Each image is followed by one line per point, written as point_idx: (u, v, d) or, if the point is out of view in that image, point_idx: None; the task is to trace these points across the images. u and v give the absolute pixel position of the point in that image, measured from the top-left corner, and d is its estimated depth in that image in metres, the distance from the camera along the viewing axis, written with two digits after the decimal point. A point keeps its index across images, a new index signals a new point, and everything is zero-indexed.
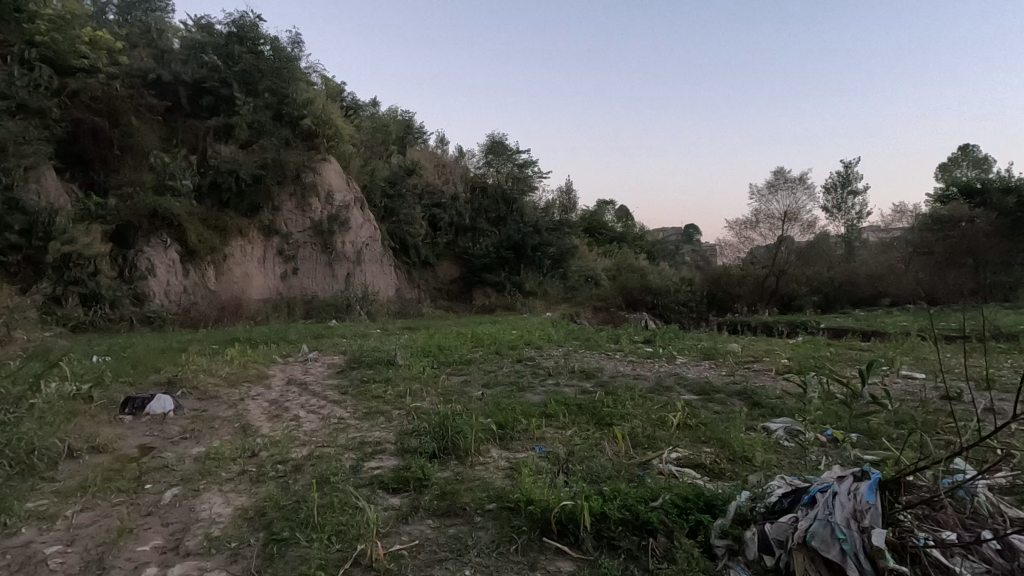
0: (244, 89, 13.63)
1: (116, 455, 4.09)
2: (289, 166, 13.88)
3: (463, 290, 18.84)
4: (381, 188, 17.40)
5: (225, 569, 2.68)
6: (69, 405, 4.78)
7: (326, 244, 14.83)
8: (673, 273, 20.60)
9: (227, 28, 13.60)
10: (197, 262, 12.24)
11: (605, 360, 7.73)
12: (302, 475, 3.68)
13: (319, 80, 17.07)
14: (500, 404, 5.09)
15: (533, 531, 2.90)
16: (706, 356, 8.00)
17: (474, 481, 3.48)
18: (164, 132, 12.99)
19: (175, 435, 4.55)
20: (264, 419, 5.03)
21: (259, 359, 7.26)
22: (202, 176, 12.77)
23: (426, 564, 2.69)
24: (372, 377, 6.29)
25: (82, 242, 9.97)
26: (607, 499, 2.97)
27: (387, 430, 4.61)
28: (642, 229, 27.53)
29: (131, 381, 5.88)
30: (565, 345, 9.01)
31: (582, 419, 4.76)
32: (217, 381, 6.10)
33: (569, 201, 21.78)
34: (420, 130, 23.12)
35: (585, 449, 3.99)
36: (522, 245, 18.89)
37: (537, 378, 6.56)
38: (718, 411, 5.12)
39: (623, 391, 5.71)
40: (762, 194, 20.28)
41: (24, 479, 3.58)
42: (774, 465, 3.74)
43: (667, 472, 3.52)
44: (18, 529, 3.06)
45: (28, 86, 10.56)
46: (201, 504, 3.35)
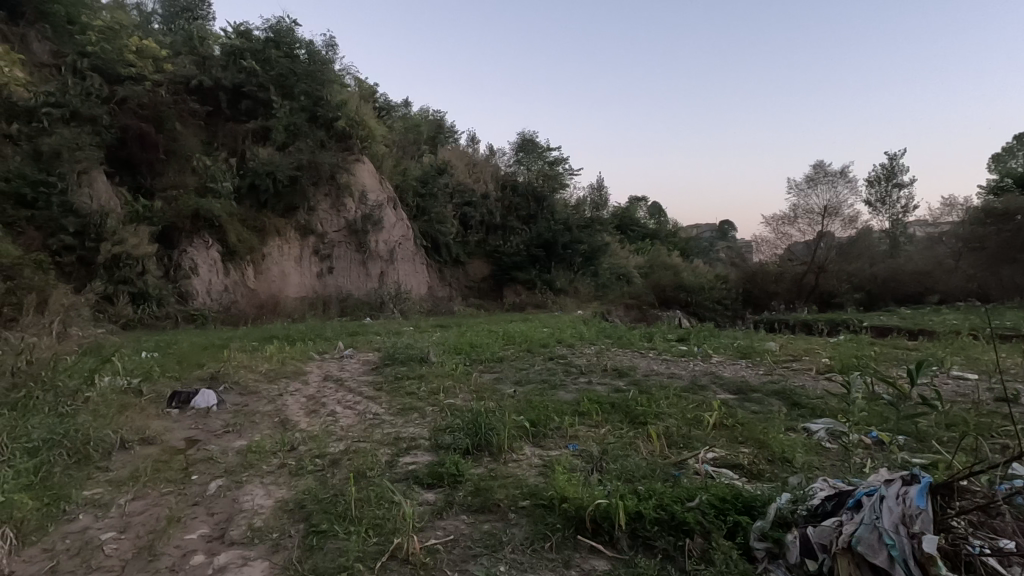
0: (281, 92, 14.06)
1: (164, 447, 4.26)
2: (324, 167, 14.19)
3: (494, 288, 18.86)
4: (413, 187, 17.59)
5: (268, 559, 2.76)
6: (121, 398, 5.01)
7: (360, 243, 15.08)
8: (707, 271, 20.19)
9: (265, 33, 14.08)
10: (237, 262, 12.62)
11: (639, 358, 7.63)
12: (339, 469, 3.77)
13: (353, 82, 17.44)
14: (532, 402, 5.09)
15: (568, 529, 2.89)
16: (743, 355, 7.81)
17: (508, 478, 3.49)
18: (206, 135, 13.46)
19: (219, 429, 4.71)
20: (302, 413, 5.16)
21: (296, 356, 7.45)
22: (241, 178, 13.16)
23: (462, 559, 2.72)
24: (405, 374, 6.36)
25: (130, 243, 10.41)
26: (642, 498, 2.94)
27: (421, 426, 4.68)
28: (675, 226, 27.08)
29: (176, 376, 6.11)
30: (598, 343, 8.93)
31: (616, 418, 4.72)
32: (257, 377, 6.29)
33: (600, 198, 21.61)
34: (451, 130, 23.33)
35: (619, 448, 3.95)
36: (553, 243, 18.83)
37: (569, 376, 6.52)
38: (756, 411, 5.01)
39: (657, 390, 5.62)
40: (800, 187, 19.69)
41: (81, 468, 3.77)
42: (815, 467, 3.64)
43: (704, 472, 3.46)
44: (76, 515, 3.22)
45: (81, 94, 11.11)
46: (244, 496, 3.46)
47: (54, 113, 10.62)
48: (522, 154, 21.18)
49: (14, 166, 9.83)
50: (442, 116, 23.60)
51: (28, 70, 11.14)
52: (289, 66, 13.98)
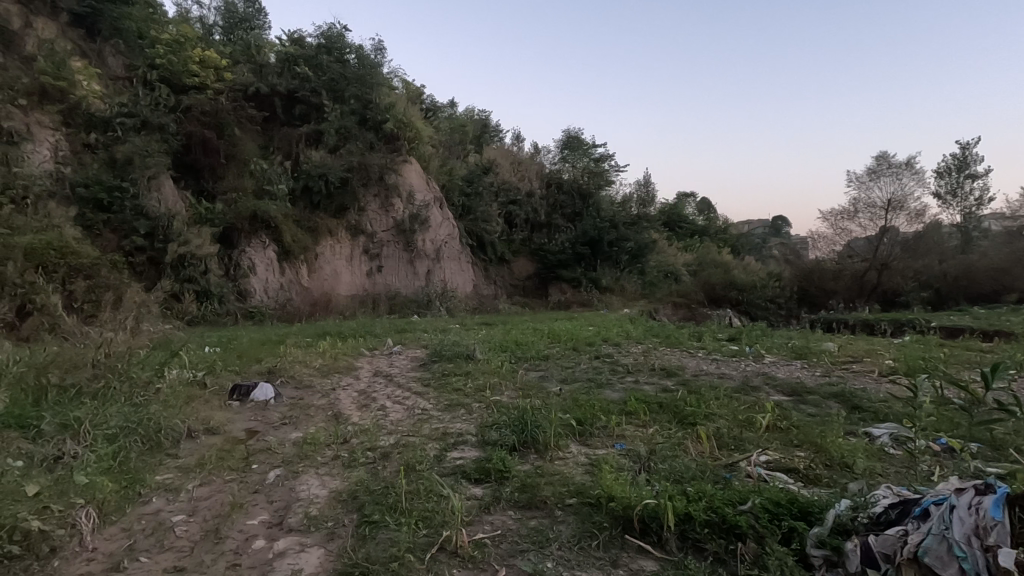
0: (332, 96, 14.55)
1: (226, 437, 4.50)
2: (373, 168, 14.58)
3: (540, 287, 18.85)
4: (459, 187, 17.76)
5: (323, 546, 2.87)
6: (188, 390, 5.32)
7: (408, 242, 15.38)
8: (759, 268, 19.51)
9: (318, 40, 14.62)
10: (292, 261, 13.13)
11: (687, 358, 7.47)
12: (390, 461, 3.89)
13: (400, 84, 17.84)
14: (578, 401, 5.06)
15: (615, 528, 2.88)
16: (798, 355, 7.52)
17: (554, 475, 3.50)
18: (263, 140, 14.08)
19: (276, 420, 4.94)
20: (354, 407, 5.33)
21: (348, 352, 7.72)
22: (296, 180, 13.70)
23: (509, 553, 2.75)
24: (453, 371, 6.46)
25: (195, 243, 11.01)
26: (691, 500, 2.88)
27: (467, 421, 4.76)
28: (725, 222, 26.35)
29: (237, 370, 6.42)
30: (645, 342, 8.80)
31: (664, 418, 4.64)
32: (311, 371, 6.55)
33: (647, 195, 21.34)
34: (496, 129, 23.51)
35: (667, 449, 3.88)
36: (599, 241, 18.66)
37: (616, 375, 6.45)
38: (812, 414, 4.83)
39: (707, 390, 5.49)
40: (861, 181, 18.69)
41: (154, 455, 4.03)
42: (877, 473, 3.47)
43: (757, 475, 3.36)
44: (150, 498, 3.44)
45: (150, 104, 11.84)
46: (300, 485, 3.61)
47: (126, 122, 11.34)
48: (568, 152, 21.06)
49: (92, 173, 10.56)
50: (488, 116, 23.76)
51: (103, 83, 11.96)
52: (339, 71, 14.47)
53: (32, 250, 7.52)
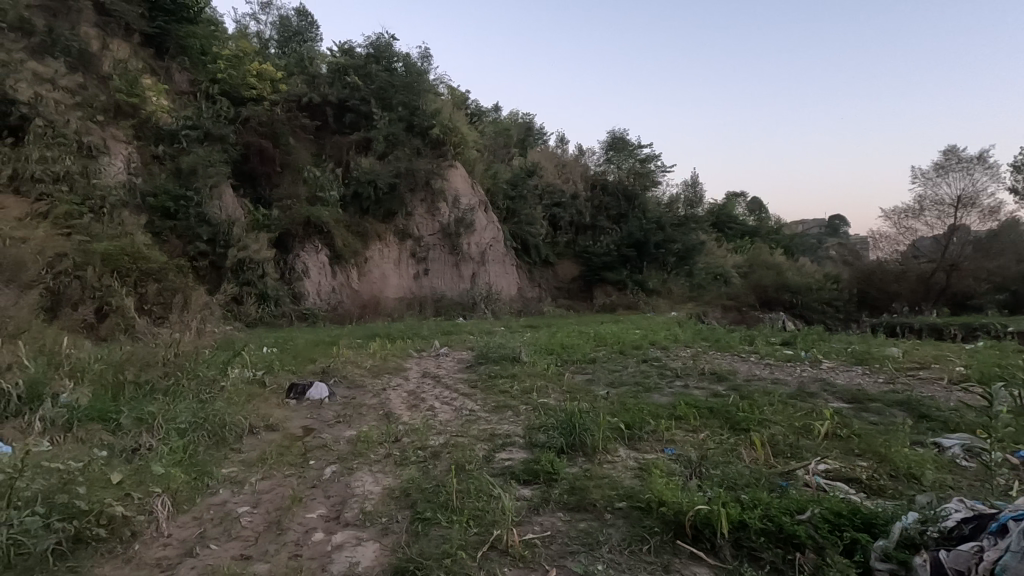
0: (381, 104, 14.99)
1: (284, 434, 4.71)
2: (420, 173, 14.89)
3: (585, 289, 18.75)
4: (503, 190, 17.87)
5: (379, 540, 2.97)
6: (249, 389, 5.59)
7: (454, 245, 15.61)
8: (816, 270, 18.73)
9: (367, 50, 15.12)
10: (343, 265, 13.56)
11: (738, 362, 7.27)
12: (440, 460, 3.97)
13: (446, 90, 18.19)
14: (626, 404, 5.01)
15: (666, 533, 2.84)
16: (858, 361, 7.19)
17: (603, 478, 3.49)
18: (315, 148, 14.62)
19: (331, 419, 5.13)
20: (404, 407, 5.46)
21: (397, 353, 7.93)
22: (346, 187, 14.17)
23: (559, 554, 2.76)
24: (499, 373, 6.52)
25: (253, 248, 11.55)
26: (746, 507, 2.81)
27: (515, 423, 4.80)
28: (778, 222, 25.47)
29: (293, 370, 6.70)
30: (694, 345, 8.62)
31: (715, 423, 4.55)
32: (362, 371, 6.78)
33: (694, 196, 20.96)
34: (540, 132, 23.59)
35: (720, 455, 3.80)
36: (645, 243, 18.37)
37: (664, 379, 6.34)
38: (875, 422, 4.61)
39: (760, 396, 5.34)
40: (927, 176, 17.69)
41: (219, 449, 4.26)
42: (948, 486, 3.29)
43: (816, 485, 3.24)
44: (217, 489, 3.64)
45: (212, 117, 12.52)
46: (355, 481, 3.74)
47: (191, 134, 12.03)
48: (612, 154, 20.56)
49: (160, 183, 11.23)
50: (531, 119, 23.82)
51: (170, 98, 12.73)
52: (387, 79, 14.90)
53: (109, 256, 8.07)
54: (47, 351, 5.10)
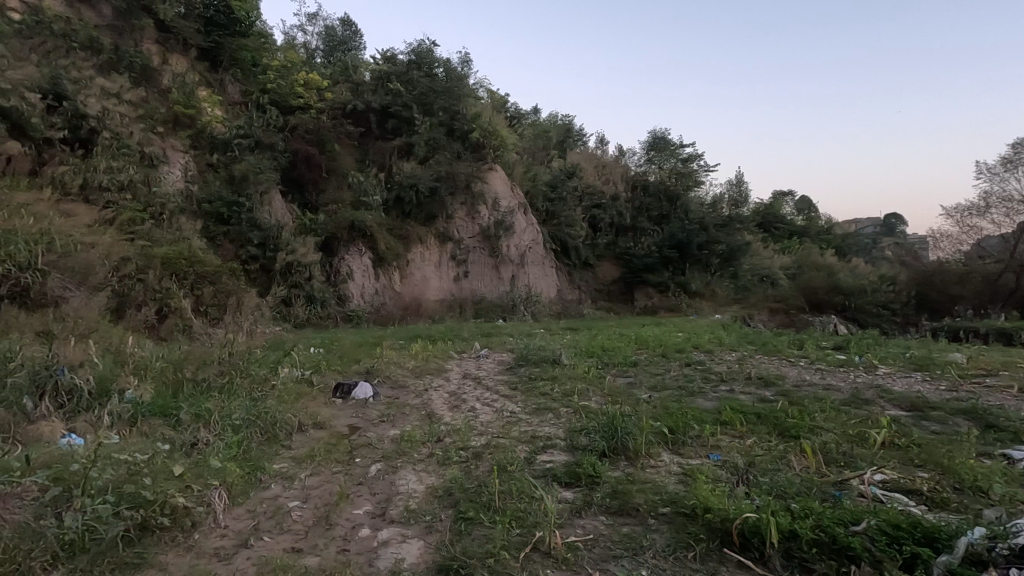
0: (422, 109, 15.25)
1: (331, 432, 4.85)
2: (460, 176, 15.06)
3: (625, 291, 18.53)
4: (543, 192, 17.85)
5: (423, 538, 3.02)
6: (298, 388, 5.79)
7: (493, 248, 15.71)
8: (870, 271, 17.90)
9: (409, 57, 15.42)
10: (386, 268, 13.85)
11: (786, 367, 7.03)
12: (483, 461, 4.01)
13: (486, 94, 18.33)
14: (668, 409, 4.93)
15: (713, 540, 2.78)
16: (917, 367, 6.83)
17: (646, 483, 3.45)
18: (359, 154, 15.00)
19: (375, 418, 5.25)
20: (445, 408, 5.54)
21: (438, 354, 8.06)
22: (389, 191, 14.49)
23: (602, 558, 2.74)
24: (539, 375, 6.52)
25: (300, 252, 11.94)
26: (796, 516, 2.73)
27: (556, 426, 4.79)
28: (829, 221, 24.51)
29: (339, 370, 6.90)
30: (739, 349, 8.39)
31: (763, 429, 4.43)
32: (405, 371, 6.92)
33: (739, 196, 20.44)
34: (579, 133, 23.48)
35: (768, 462, 3.69)
36: (688, 244, 18.02)
37: (708, 384, 6.19)
38: (937, 432, 4.38)
39: (811, 402, 5.16)
40: (994, 171, 16.68)
41: (271, 445, 4.43)
42: (1019, 501, 3.09)
43: (871, 496, 3.10)
44: (269, 484, 3.78)
45: (262, 126, 13.03)
46: (399, 480, 3.82)
47: (243, 143, 12.55)
48: (653, 154, 20.19)
49: (215, 190, 11.75)
50: (571, 120, 23.73)
51: (224, 108, 13.32)
52: (429, 85, 15.15)
53: (167, 260, 8.50)
54: (114, 350, 5.43)
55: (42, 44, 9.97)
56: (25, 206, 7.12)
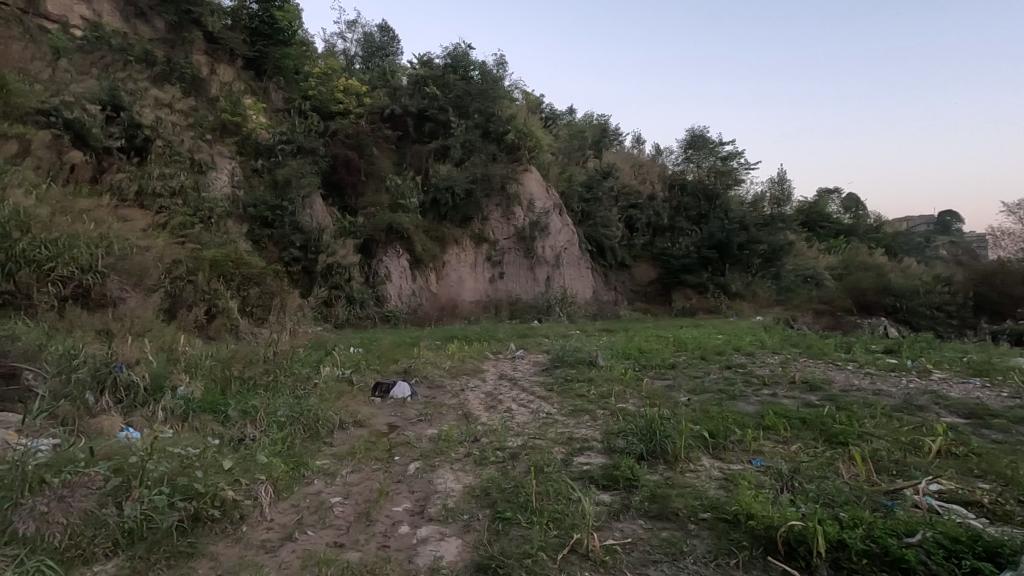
0: (458, 112, 15.42)
1: (371, 430, 4.95)
2: (495, 178, 15.15)
3: (662, 292, 18.24)
4: (578, 193, 17.75)
5: (461, 537, 3.05)
6: (339, 387, 5.93)
7: (529, 249, 15.71)
8: (923, 271, 17.07)
9: (445, 60, 15.62)
10: (422, 269, 14.04)
11: (833, 371, 6.78)
12: (519, 462, 4.02)
13: (521, 95, 18.38)
14: (708, 412, 4.83)
15: (755, 548, 2.72)
16: (976, 372, 6.48)
17: (685, 488, 3.40)
18: (397, 157, 15.27)
19: (413, 417, 5.34)
20: (482, 408, 5.58)
21: (474, 354, 8.11)
22: (426, 194, 14.70)
23: (641, 563, 2.71)
24: (575, 376, 6.50)
25: (340, 254, 12.23)
26: (845, 526, 2.63)
27: (592, 428, 4.76)
28: (878, 219, 23.51)
29: (378, 369, 7.03)
30: (783, 352, 8.14)
31: (808, 435, 4.28)
32: (442, 372, 7.00)
33: (781, 194, 19.86)
34: (615, 132, 23.26)
35: (815, 468, 3.57)
36: (728, 244, 17.63)
37: (750, 387, 6.03)
38: (998, 441, 4.15)
39: (859, 407, 4.96)
40: None
41: (314, 442, 4.55)
42: None
43: (927, 507, 2.96)
44: (312, 480, 3.89)
45: (304, 132, 13.44)
46: (437, 478, 3.87)
47: (286, 148, 12.97)
48: (691, 152, 19.76)
49: (260, 195, 12.16)
50: (607, 120, 23.53)
51: (268, 115, 13.78)
52: (464, 88, 15.30)
53: (216, 262, 8.85)
54: (167, 348, 5.69)
55: (101, 58, 10.54)
56: (87, 211, 7.54)
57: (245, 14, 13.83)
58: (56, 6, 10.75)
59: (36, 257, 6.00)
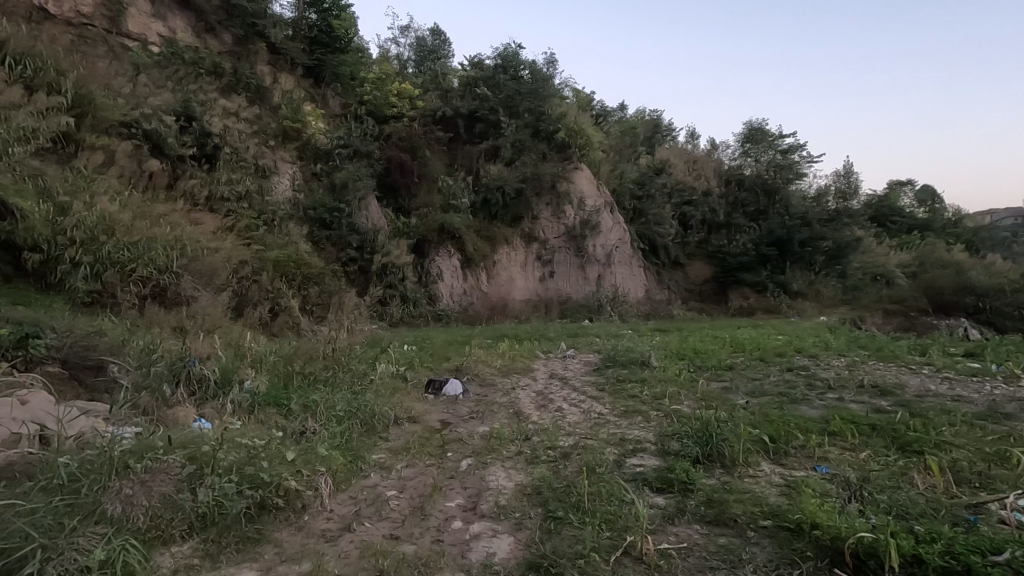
0: (508, 112, 15.50)
1: (424, 426, 5.06)
2: (546, 177, 15.15)
3: (718, 291, 17.67)
4: (630, 190, 17.45)
5: (513, 534, 3.07)
6: (394, 383, 6.09)
7: (579, 248, 15.59)
8: (1009, 268, 15.76)
9: (495, 61, 15.75)
10: (473, 268, 14.18)
11: (906, 375, 6.37)
12: (571, 461, 4.00)
13: (571, 93, 18.27)
14: (768, 416, 4.63)
15: (821, 559, 2.59)
16: None
17: (744, 493, 3.28)
18: (448, 159, 15.51)
19: (465, 414, 5.41)
20: (533, 407, 5.60)
21: (525, 353, 8.12)
22: (477, 194, 14.86)
23: (697, 568, 2.64)
24: (627, 377, 6.39)
25: (394, 254, 12.55)
26: (921, 540, 2.47)
27: (645, 429, 4.67)
28: (957, 212, 21.91)
29: (431, 367, 7.17)
30: (850, 355, 7.71)
31: (878, 442, 4.05)
32: (493, 370, 7.06)
33: (848, 187, 18.85)
34: (668, 128, 22.72)
35: (886, 478, 3.37)
36: (788, 241, 16.92)
37: (813, 391, 5.74)
38: None
39: (936, 414, 4.64)
40: None
41: (370, 436, 4.70)
42: None
43: (1015, 523, 2.73)
44: (369, 473, 4.01)
45: (360, 136, 13.88)
46: (489, 475, 3.91)
47: (343, 152, 13.44)
48: (749, 145, 19.01)
49: (319, 197, 12.64)
50: (659, 115, 23.04)
51: (326, 121, 14.31)
52: (514, 88, 15.38)
53: (279, 262, 9.28)
54: (235, 344, 6.01)
55: (175, 72, 11.25)
56: (164, 215, 8.05)
57: (305, 25, 14.47)
58: (135, 25, 11.55)
59: (120, 259, 6.57)
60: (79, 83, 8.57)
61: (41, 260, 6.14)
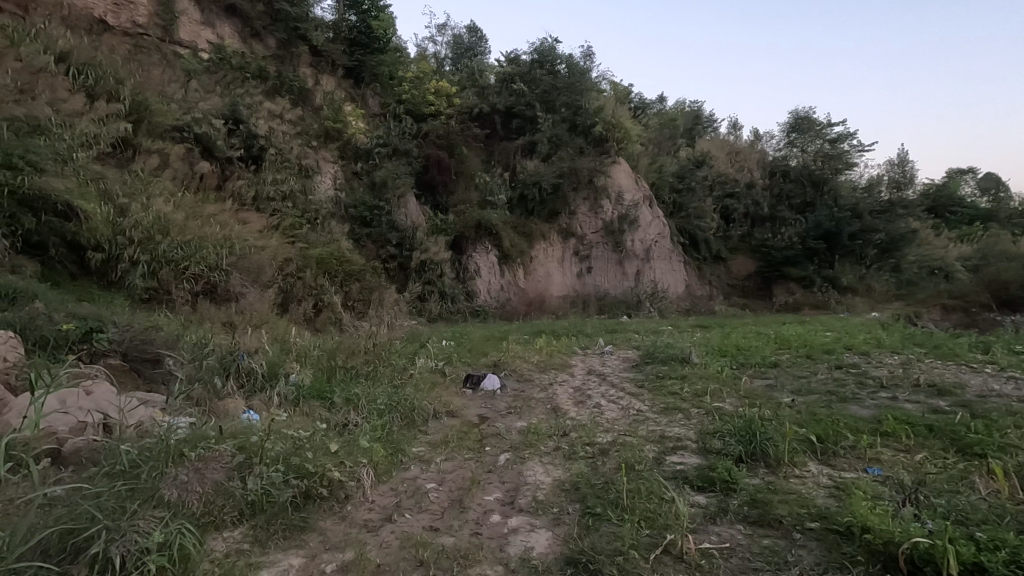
0: (545, 107, 15.43)
1: (462, 421, 5.12)
2: (583, 172, 15.03)
3: (762, 286, 17.15)
4: (670, 183, 17.12)
5: (551, 529, 3.07)
6: (432, 378, 6.17)
7: (617, 242, 15.40)
8: None
9: (532, 56, 15.68)
10: (511, 264, 14.21)
11: (966, 374, 6.03)
12: (609, 458, 3.96)
13: (609, 86, 18.03)
14: (816, 415, 4.47)
15: (872, 564, 2.49)
16: None
17: (790, 494, 3.18)
18: (485, 155, 15.57)
19: (503, 409, 5.44)
20: (570, 402, 5.58)
21: (562, 349, 8.10)
22: (513, 190, 14.88)
23: (740, 569, 2.58)
24: (667, 374, 6.28)
25: (432, 251, 12.72)
26: (983, 548, 2.34)
27: (686, 427, 4.58)
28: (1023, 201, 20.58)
29: (469, 362, 7.23)
30: (904, 352, 7.36)
31: (935, 443, 3.86)
32: (530, 366, 7.07)
33: (902, 177, 17.94)
34: (709, 119, 22.16)
35: (945, 482, 3.21)
36: (837, 234, 16.27)
37: (864, 390, 5.50)
38: None
39: (1000, 416, 4.39)
40: None
41: (410, 429, 4.79)
42: None
43: None
44: (409, 465, 4.09)
45: (399, 134, 14.10)
46: (527, 470, 3.92)
47: (382, 151, 13.68)
48: (795, 135, 18.31)
49: (359, 196, 12.91)
50: (700, 106, 22.49)
51: (366, 120, 14.60)
52: (551, 83, 15.29)
53: (322, 260, 9.54)
54: (281, 339, 6.22)
55: (224, 77, 11.70)
56: (214, 214, 8.38)
57: (345, 27, 14.84)
58: (186, 33, 12.04)
59: (174, 257, 6.89)
60: (136, 90, 9.02)
61: (103, 259, 6.53)
